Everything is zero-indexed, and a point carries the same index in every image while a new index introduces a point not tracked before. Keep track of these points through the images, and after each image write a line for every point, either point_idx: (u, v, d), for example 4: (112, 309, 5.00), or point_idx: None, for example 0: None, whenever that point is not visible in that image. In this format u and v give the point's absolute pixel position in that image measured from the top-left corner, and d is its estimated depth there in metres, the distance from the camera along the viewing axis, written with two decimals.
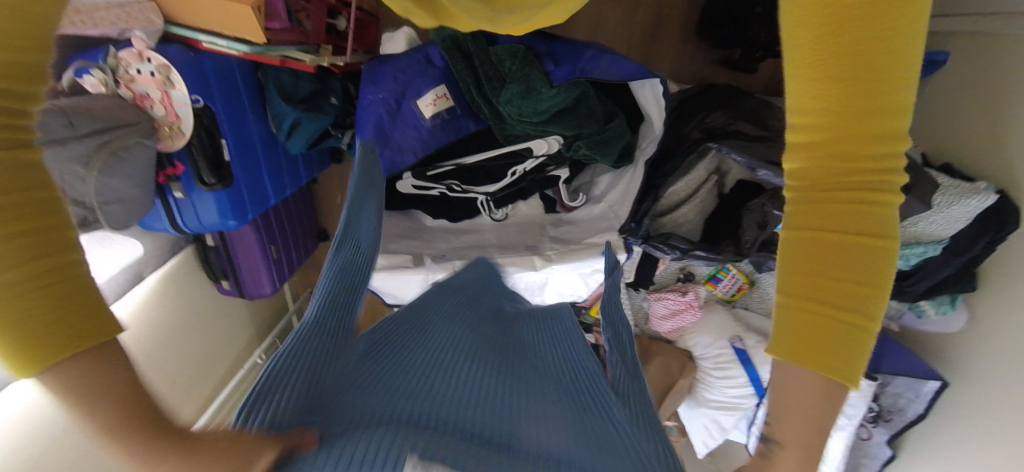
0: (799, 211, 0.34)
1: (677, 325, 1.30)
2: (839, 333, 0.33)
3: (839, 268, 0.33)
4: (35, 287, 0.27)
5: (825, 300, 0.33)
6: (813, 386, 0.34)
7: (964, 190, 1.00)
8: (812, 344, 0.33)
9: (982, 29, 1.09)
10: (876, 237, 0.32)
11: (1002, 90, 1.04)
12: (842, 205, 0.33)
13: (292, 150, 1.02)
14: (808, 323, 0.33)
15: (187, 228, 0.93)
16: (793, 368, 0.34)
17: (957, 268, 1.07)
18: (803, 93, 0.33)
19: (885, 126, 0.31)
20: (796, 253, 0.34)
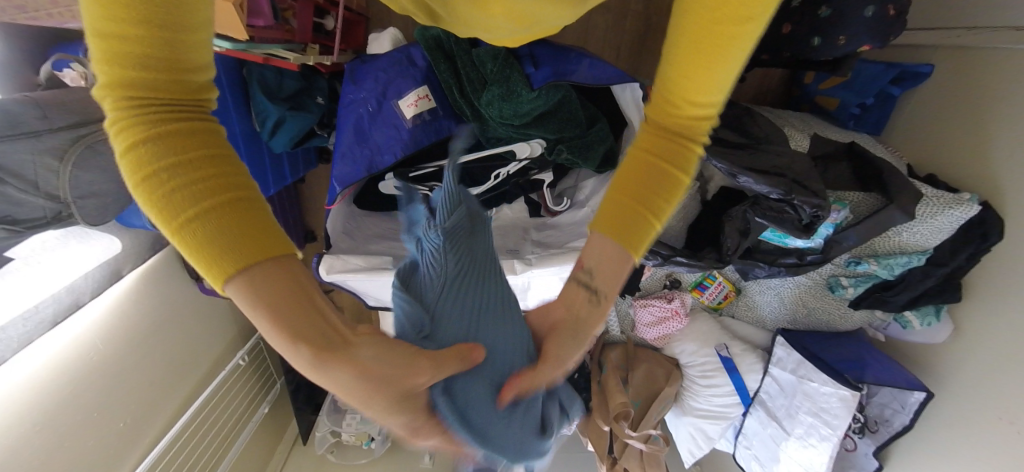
0: (648, 137, 0.39)
1: (662, 332, 1.29)
2: (630, 224, 0.39)
3: (645, 188, 0.39)
4: (226, 218, 0.28)
5: (626, 202, 0.39)
6: (607, 263, 0.41)
7: (946, 201, 0.99)
8: (614, 226, 0.40)
9: (968, 41, 1.10)
10: (677, 170, 0.39)
11: (987, 102, 1.05)
12: (668, 141, 0.38)
13: (275, 148, 1.01)
14: (614, 211, 0.40)
15: None
16: (604, 242, 0.40)
17: (939, 280, 1.06)
18: (677, 41, 0.35)
19: (709, 95, 0.36)
20: (625, 167, 0.40)
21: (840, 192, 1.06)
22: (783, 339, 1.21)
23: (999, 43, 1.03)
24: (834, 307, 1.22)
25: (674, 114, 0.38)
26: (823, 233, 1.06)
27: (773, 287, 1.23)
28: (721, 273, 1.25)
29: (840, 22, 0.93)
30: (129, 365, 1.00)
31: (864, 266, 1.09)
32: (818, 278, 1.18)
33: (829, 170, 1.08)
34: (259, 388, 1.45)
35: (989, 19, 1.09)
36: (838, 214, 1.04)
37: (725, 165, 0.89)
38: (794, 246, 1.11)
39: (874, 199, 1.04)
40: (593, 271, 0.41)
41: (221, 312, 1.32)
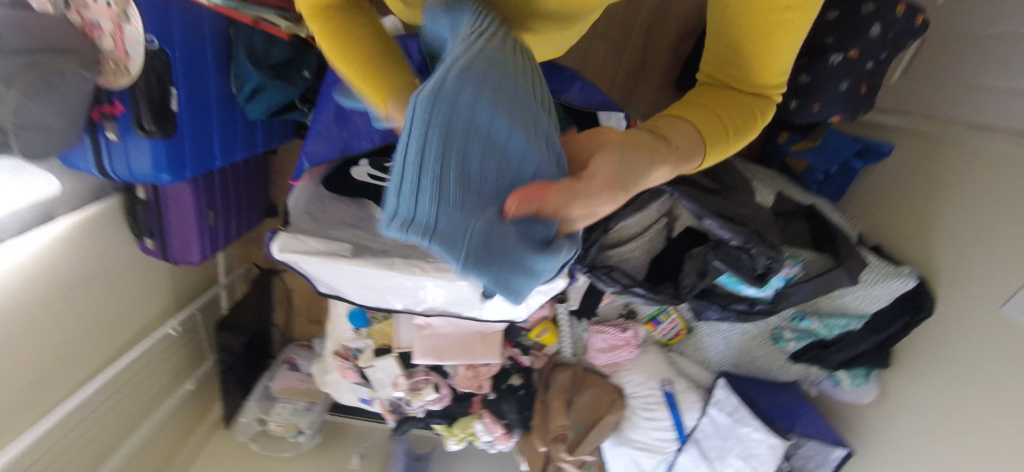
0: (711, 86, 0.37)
1: (613, 359, 1.30)
2: (715, 127, 0.34)
3: (722, 114, 0.35)
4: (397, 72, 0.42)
5: (709, 118, 0.34)
6: (683, 145, 0.30)
7: (887, 272, 1.07)
8: (695, 123, 0.33)
9: (936, 132, 1.20)
10: (751, 110, 0.36)
11: (941, 191, 1.16)
12: (730, 99, 0.36)
13: (250, 115, 0.97)
14: (692, 113, 0.34)
15: (115, 174, 0.85)
16: (681, 127, 0.32)
17: (873, 344, 1.13)
18: (723, 28, 0.35)
19: (772, 69, 0.35)
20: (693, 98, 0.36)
21: (796, 250, 1.13)
22: (725, 382, 1.24)
23: (966, 136, 1.13)
24: (775, 359, 1.26)
25: (737, 84, 0.36)
26: (774, 284, 1.11)
27: (724, 330, 1.27)
28: (676, 310, 1.29)
29: (817, 90, 0.96)
30: (51, 316, 0.91)
31: (807, 322, 1.14)
32: (764, 328, 1.22)
33: (790, 227, 1.17)
34: (186, 362, 1.36)
35: (957, 115, 1.18)
36: (791, 269, 1.09)
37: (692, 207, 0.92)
38: (747, 294, 1.16)
39: (825, 261, 1.10)
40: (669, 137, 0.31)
41: (158, 275, 1.24)
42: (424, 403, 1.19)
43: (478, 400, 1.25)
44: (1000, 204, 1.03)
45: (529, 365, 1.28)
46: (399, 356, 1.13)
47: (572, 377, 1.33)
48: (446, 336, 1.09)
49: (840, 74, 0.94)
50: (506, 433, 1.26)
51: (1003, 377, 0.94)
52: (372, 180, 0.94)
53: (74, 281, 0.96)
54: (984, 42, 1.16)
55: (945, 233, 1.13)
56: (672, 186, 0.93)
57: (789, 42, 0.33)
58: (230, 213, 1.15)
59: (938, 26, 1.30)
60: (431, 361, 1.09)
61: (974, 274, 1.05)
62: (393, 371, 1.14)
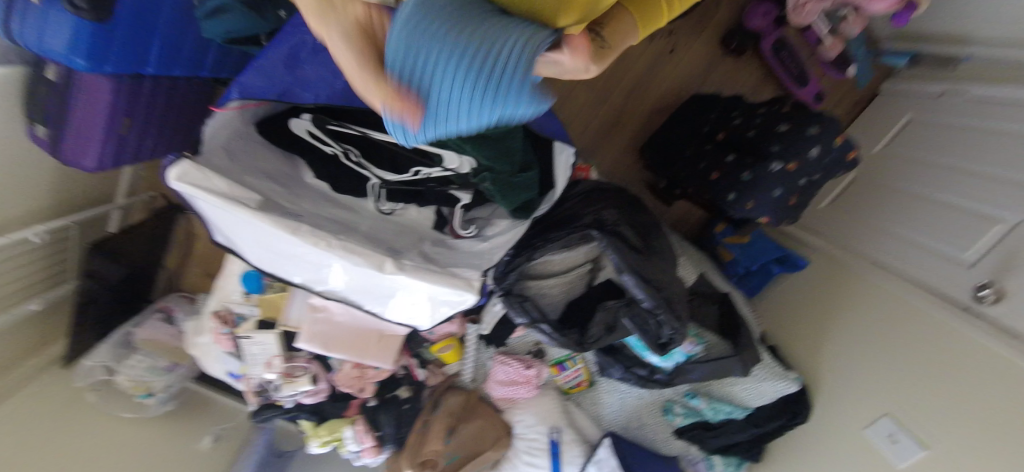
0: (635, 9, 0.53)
1: (510, 395, 1.25)
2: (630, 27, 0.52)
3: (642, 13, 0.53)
4: None
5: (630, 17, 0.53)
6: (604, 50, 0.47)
7: (774, 372, 1.13)
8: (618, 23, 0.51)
9: (847, 261, 1.33)
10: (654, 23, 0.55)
11: (837, 311, 1.27)
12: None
13: (205, 31, 0.90)
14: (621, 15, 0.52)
15: (24, 41, 0.77)
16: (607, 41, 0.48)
17: (751, 436, 1.19)
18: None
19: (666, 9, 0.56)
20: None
21: (703, 330, 1.18)
22: (609, 442, 1.24)
23: (871, 273, 1.25)
24: (661, 430, 1.27)
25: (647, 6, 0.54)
26: (676, 358, 1.14)
27: (621, 390, 1.28)
28: (583, 360, 1.29)
29: (755, 187, 1.04)
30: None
31: (696, 401, 1.17)
32: (657, 397, 1.25)
33: (703, 309, 1.21)
34: (40, 278, 1.19)
35: (867, 252, 1.32)
36: (694, 347, 1.14)
37: (616, 261, 0.91)
38: (649, 361, 1.19)
39: (724, 347, 1.15)
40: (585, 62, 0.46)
41: (39, 172, 1.08)
42: (295, 393, 1.07)
43: (356, 403, 1.13)
44: (882, 337, 1.13)
45: (422, 380, 1.19)
46: (282, 334, 1.02)
47: (464, 403, 1.25)
48: (339, 324, 1.01)
49: (775, 181, 1.02)
50: (375, 447, 1.13)
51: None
52: (311, 139, 0.88)
53: None
54: (904, 199, 1.31)
55: (834, 351, 1.23)
56: (601, 233, 0.92)
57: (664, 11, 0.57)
58: (150, 130, 1.05)
59: (868, 172, 1.46)
60: (314, 349, 1.00)
61: (850, 395, 1.14)
62: (271, 350, 1.03)
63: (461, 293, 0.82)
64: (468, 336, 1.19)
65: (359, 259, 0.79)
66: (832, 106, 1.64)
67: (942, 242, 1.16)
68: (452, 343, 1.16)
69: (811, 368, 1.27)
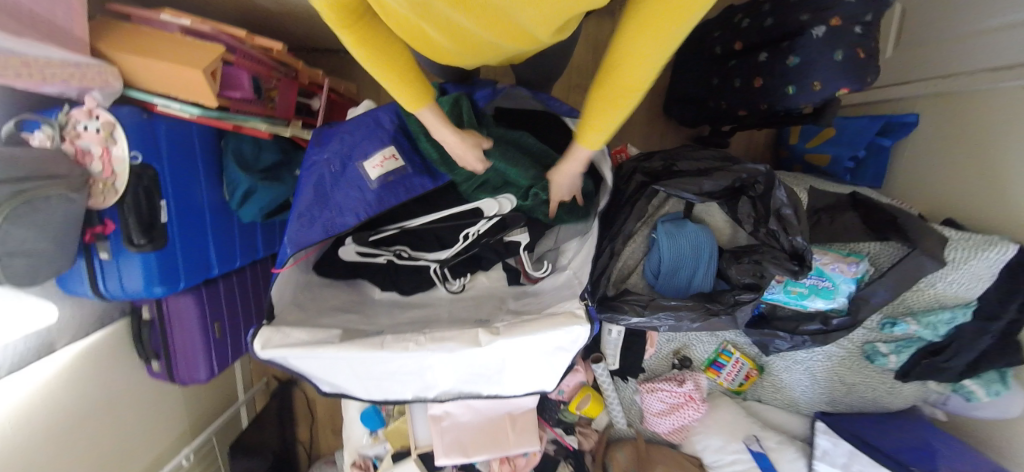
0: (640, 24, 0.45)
1: (679, 424, 1.08)
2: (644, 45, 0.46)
3: (641, 46, 0.46)
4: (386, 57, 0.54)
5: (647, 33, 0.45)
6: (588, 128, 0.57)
7: (975, 243, 0.87)
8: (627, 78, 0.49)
9: (962, 86, 1.00)
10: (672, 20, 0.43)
11: (994, 138, 0.93)
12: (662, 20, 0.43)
13: (243, 218, 1.00)
14: (631, 59, 0.47)
15: (109, 295, 0.85)
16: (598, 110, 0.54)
17: (995, 337, 0.87)
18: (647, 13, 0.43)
19: None
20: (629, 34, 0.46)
21: (854, 244, 0.97)
22: (826, 427, 1.00)
23: (998, 82, 0.92)
24: (878, 381, 1.01)
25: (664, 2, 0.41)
26: (847, 289, 0.93)
27: (804, 359, 1.04)
28: (737, 348, 1.09)
29: (807, 69, 0.86)
30: None
31: (903, 327, 0.91)
32: (851, 346, 1.00)
33: (836, 221, 0.99)
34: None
35: (973, 64, 0.98)
36: (858, 267, 0.92)
37: (711, 182, 0.83)
38: (815, 309, 0.97)
39: (893, 249, 0.93)
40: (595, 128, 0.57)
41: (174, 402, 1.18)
42: None
43: None
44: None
45: (577, 448, 1.08)
46: (418, 459, 0.99)
47: (635, 453, 1.08)
48: (467, 426, 0.96)
49: (829, 45, 0.83)
50: None
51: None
52: (365, 257, 0.91)
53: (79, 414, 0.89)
54: None
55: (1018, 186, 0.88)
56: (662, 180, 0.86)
57: None
58: (224, 312, 1.06)
59: None
60: (457, 461, 0.94)
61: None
62: None
63: (567, 328, 0.74)
64: (603, 380, 1.08)
65: (451, 343, 0.77)
66: None
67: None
68: (588, 394, 1.06)
69: (999, 215, 0.91)
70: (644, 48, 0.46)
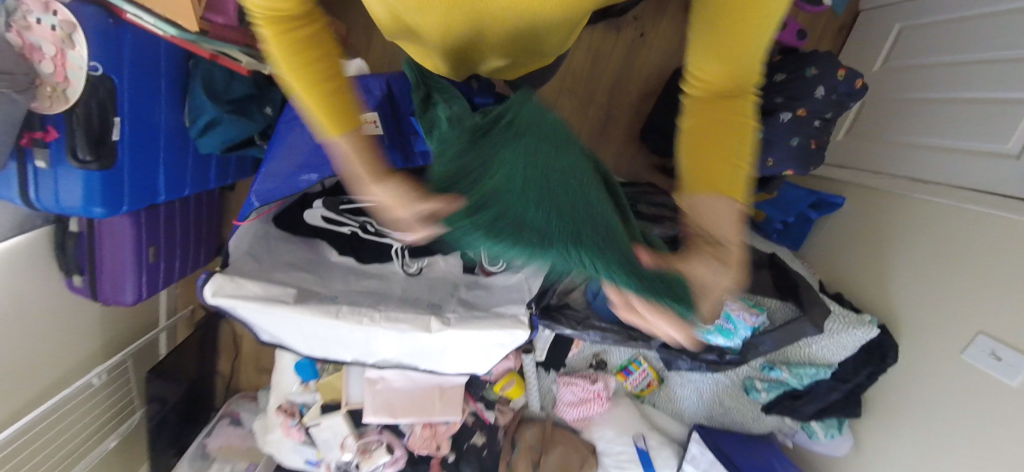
0: (698, 122, 0.40)
1: (582, 415, 1.22)
2: (727, 142, 0.39)
3: (720, 147, 0.39)
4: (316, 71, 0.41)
5: (722, 135, 0.39)
6: (717, 227, 0.39)
7: (849, 320, 1.05)
8: (708, 174, 0.39)
9: (884, 186, 1.18)
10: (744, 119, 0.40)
11: (892, 237, 1.12)
12: (722, 114, 0.40)
13: (201, 148, 0.95)
14: (706, 157, 0.40)
15: (40, 205, 0.78)
16: (708, 203, 0.39)
17: (842, 394, 1.08)
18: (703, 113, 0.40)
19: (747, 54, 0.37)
20: (693, 141, 0.40)
21: (760, 298, 1.13)
22: (698, 437, 1.18)
23: (915, 193, 1.09)
24: (747, 409, 1.22)
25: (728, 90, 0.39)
26: (744, 335, 1.08)
27: (696, 382, 1.23)
28: (646, 360, 1.24)
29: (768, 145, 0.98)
30: None
31: (777, 373, 1.10)
32: (735, 378, 1.19)
33: (755, 275, 1.15)
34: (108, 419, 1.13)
35: (906, 173, 1.15)
36: (757, 318, 1.08)
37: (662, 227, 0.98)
38: (717, 345, 1.11)
39: (790, 309, 1.10)
40: (702, 226, 0.39)
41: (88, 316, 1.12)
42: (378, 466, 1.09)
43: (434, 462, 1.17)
44: (949, 273, 0.98)
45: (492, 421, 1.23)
46: (348, 413, 1.07)
47: (541, 435, 1.22)
48: (398, 392, 1.03)
49: (791, 131, 0.97)
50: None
51: (979, 446, 0.85)
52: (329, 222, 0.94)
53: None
54: (923, 110, 1.13)
55: (903, 282, 1.08)
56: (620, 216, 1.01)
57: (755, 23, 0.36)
58: (161, 237, 1.00)
59: (873, 87, 1.30)
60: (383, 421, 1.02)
61: (931, 330, 0.99)
62: (341, 431, 1.07)
63: (511, 331, 0.83)
64: (528, 369, 1.20)
65: (404, 326, 0.81)
66: (813, 41, 1.50)
67: (989, 143, 0.98)
68: (513, 379, 1.20)
69: (882, 301, 1.12)
70: (712, 113, 0.40)
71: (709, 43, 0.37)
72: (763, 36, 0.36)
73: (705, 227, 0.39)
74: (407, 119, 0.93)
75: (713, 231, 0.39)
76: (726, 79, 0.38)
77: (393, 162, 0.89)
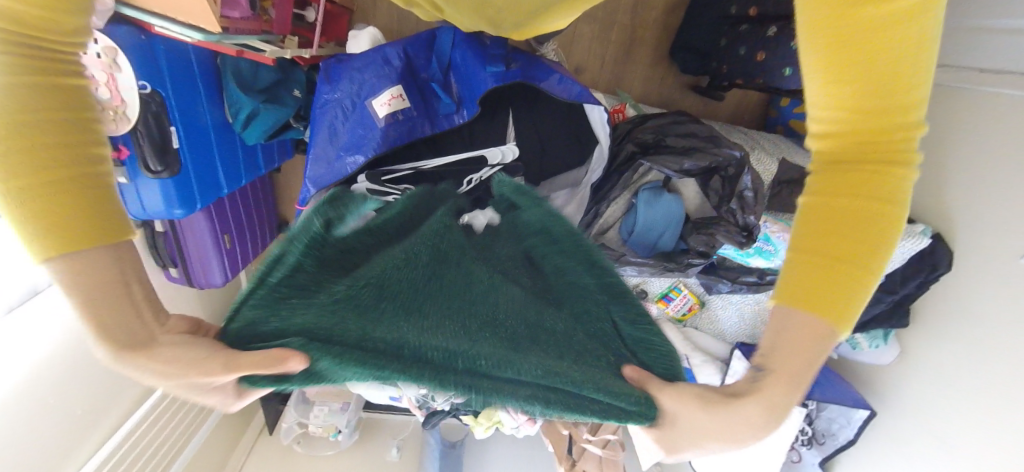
0: (822, 179, 0.37)
1: None
2: (864, 223, 0.34)
3: (852, 229, 0.34)
4: (42, 137, 0.30)
5: (858, 203, 0.34)
6: (807, 346, 0.35)
7: (899, 231, 1.00)
8: (829, 272, 0.34)
9: (947, 81, 1.07)
10: (889, 200, 0.34)
11: (953, 139, 1.04)
12: (852, 180, 0.35)
13: (248, 139, 1.03)
14: (827, 230, 0.35)
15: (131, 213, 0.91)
16: (794, 311, 0.36)
17: (888, 305, 1.08)
18: (831, 173, 0.36)
19: (901, 101, 0.34)
20: (811, 213, 0.36)
21: None
22: (741, 353, 1.25)
23: (982, 85, 0.99)
24: None
25: (873, 153, 0.35)
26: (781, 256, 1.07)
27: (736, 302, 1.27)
28: (686, 286, 1.29)
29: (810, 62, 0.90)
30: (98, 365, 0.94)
31: None
32: None
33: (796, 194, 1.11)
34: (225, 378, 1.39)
35: (975, 62, 1.02)
36: None
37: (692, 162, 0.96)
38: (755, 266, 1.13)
39: None
40: (784, 339, 0.36)
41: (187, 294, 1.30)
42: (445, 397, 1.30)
43: None
44: (1011, 172, 0.91)
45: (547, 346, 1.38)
46: None
47: None
48: None
49: None
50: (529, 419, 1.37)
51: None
52: None
53: None
54: None
55: (961, 187, 1.01)
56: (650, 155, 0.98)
57: (913, 58, 0.33)
58: (230, 225, 1.18)
59: None
60: None
61: (989, 237, 0.94)
62: None
63: None
64: None
65: None
66: None
67: None
68: None
69: (936, 209, 1.06)
70: (843, 197, 0.35)
71: (842, 96, 0.34)
72: (912, 100, 0.34)
73: (779, 350, 0.36)
74: (429, 86, 0.95)
75: (794, 357, 0.35)
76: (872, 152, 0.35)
77: (422, 131, 0.91)
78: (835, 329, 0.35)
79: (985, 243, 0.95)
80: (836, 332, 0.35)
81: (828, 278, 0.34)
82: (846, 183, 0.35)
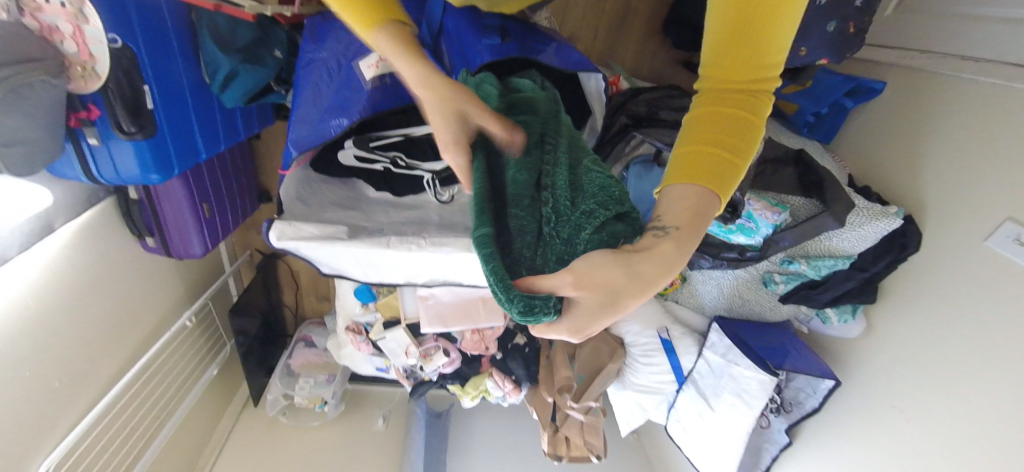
0: (707, 89, 0.36)
1: None
2: (733, 129, 0.35)
3: (726, 132, 0.35)
4: None
5: (728, 111, 0.35)
6: (688, 213, 0.34)
7: (874, 213, 1.05)
8: (700, 161, 0.34)
9: (929, 67, 1.10)
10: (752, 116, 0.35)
11: (931, 124, 1.08)
12: (730, 93, 0.35)
13: (226, 102, 0.98)
14: (706, 127, 0.35)
15: (103, 178, 0.86)
16: (679, 187, 0.35)
17: (860, 282, 1.12)
18: (709, 87, 0.36)
19: (766, 40, 0.34)
20: (695, 115, 0.36)
21: (783, 196, 1.12)
22: (719, 326, 1.29)
23: (962, 72, 1.03)
24: (765, 300, 1.30)
25: (742, 72, 0.35)
26: (763, 232, 1.09)
27: (715, 277, 1.31)
28: None
29: (801, 34, 0.99)
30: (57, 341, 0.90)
31: (795, 265, 1.15)
32: (755, 272, 1.25)
33: (778, 173, 1.14)
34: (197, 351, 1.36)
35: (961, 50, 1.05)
36: (779, 215, 1.07)
37: None
38: (737, 242, 1.14)
39: (812, 205, 1.10)
40: (666, 214, 0.35)
41: (163, 264, 1.25)
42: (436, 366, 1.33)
43: (486, 361, 1.46)
44: (982, 157, 0.95)
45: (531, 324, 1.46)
46: (406, 326, 1.23)
47: None
48: (447, 303, 1.12)
49: (827, 15, 0.97)
50: (515, 388, 1.47)
51: (984, 326, 0.91)
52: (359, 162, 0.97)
53: (83, 287, 0.98)
54: None
55: (937, 169, 1.05)
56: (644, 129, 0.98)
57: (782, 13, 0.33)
58: (208, 193, 1.13)
59: None
60: (437, 329, 1.14)
61: (954, 221, 0.99)
62: (404, 341, 1.25)
63: None
64: None
65: (449, 248, 0.90)
66: None
67: None
68: None
69: (911, 191, 1.10)
70: (718, 103, 0.35)
71: (722, 30, 0.35)
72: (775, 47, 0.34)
73: (668, 214, 0.35)
74: (418, 52, 0.90)
75: (678, 219, 0.34)
76: (738, 70, 0.35)
77: (407, 98, 0.88)
78: (713, 200, 0.34)
79: (951, 224, 1.00)
80: (714, 202, 0.35)
81: (698, 169, 0.34)
82: (727, 92, 0.35)
